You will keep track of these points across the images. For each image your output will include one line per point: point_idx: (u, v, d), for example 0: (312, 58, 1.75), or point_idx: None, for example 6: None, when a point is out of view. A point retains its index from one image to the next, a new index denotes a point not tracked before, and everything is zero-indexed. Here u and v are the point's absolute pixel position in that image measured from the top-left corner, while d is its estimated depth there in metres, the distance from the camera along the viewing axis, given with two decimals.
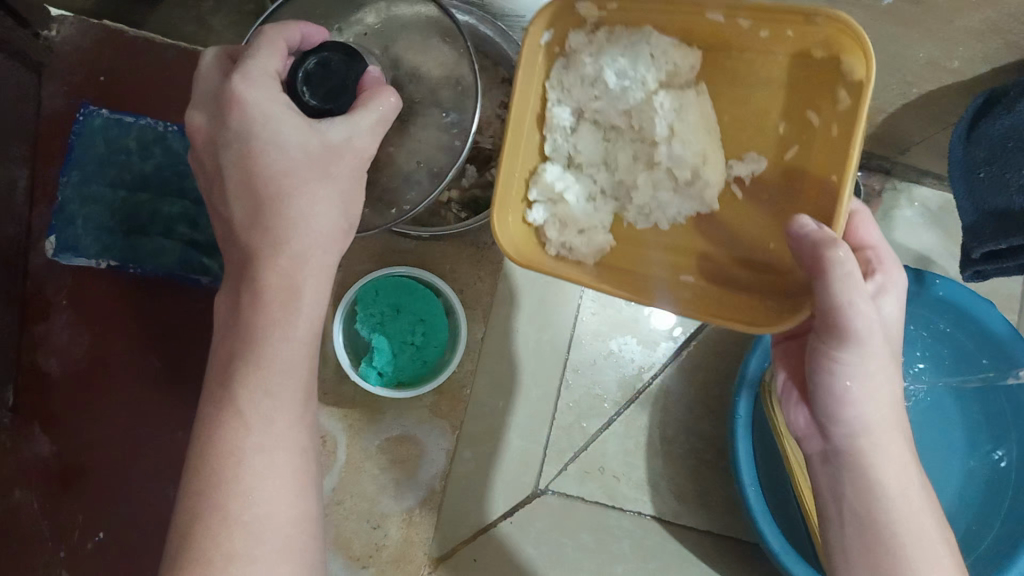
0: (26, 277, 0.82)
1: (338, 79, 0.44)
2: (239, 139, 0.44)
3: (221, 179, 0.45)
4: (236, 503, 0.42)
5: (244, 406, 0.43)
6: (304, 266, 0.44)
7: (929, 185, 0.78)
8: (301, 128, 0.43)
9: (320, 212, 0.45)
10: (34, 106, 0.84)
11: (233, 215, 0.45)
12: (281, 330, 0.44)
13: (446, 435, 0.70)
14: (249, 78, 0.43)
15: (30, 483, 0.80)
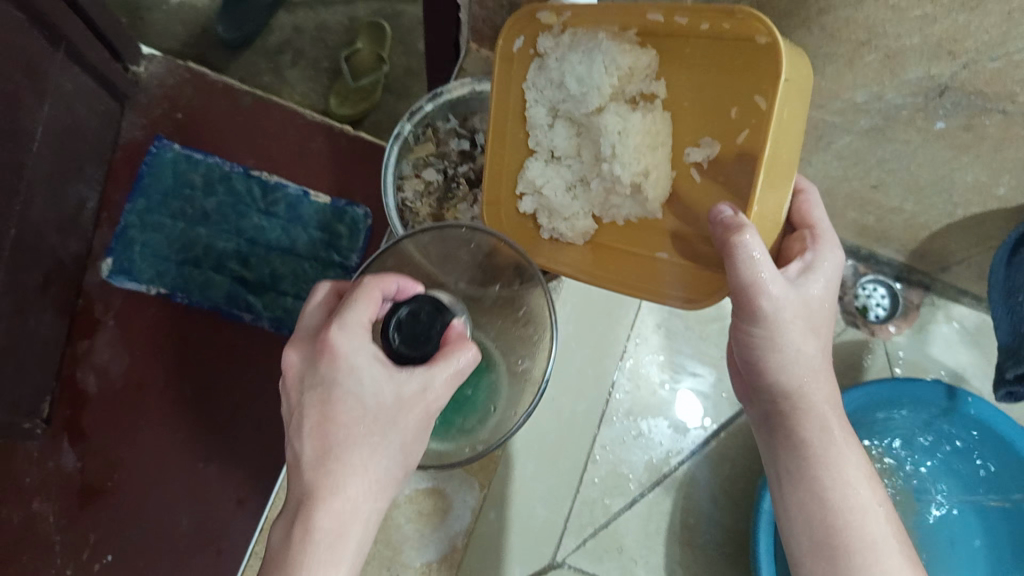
0: (79, 293, 0.85)
1: (426, 333, 0.40)
2: (323, 382, 0.42)
3: (297, 417, 0.43)
4: None
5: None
6: (356, 506, 0.41)
7: (967, 305, 0.79)
8: (380, 374, 0.42)
9: (377, 459, 0.42)
10: (113, 135, 0.89)
11: (302, 454, 0.42)
12: (329, 573, 0.40)
13: (474, 490, 0.68)
14: (343, 326, 0.42)
15: (50, 493, 0.81)
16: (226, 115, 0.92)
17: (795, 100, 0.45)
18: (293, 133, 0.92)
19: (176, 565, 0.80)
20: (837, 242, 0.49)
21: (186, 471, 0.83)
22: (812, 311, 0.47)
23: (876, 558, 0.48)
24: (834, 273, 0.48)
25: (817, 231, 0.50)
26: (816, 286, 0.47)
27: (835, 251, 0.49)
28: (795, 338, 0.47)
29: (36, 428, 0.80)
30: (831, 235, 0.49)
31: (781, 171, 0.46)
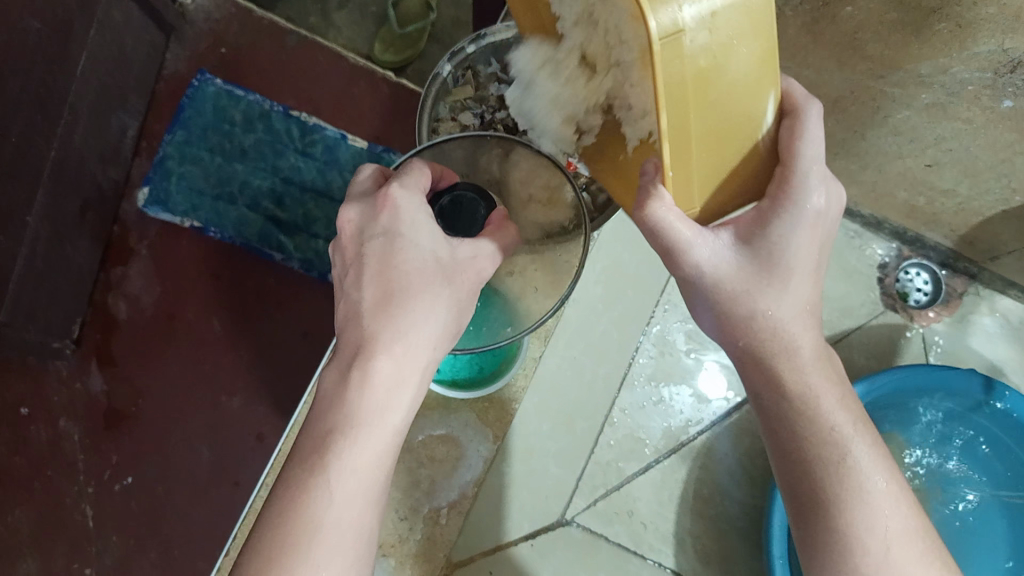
0: (115, 221, 0.86)
1: (470, 215, 0.48)
2: (385, 232, 0.45)
3: (357, 267, 0.46)
4: (332, 497, 0.41)
5: (329, 470, 0.42)
6: (414, 354, 0.44)
7: (1014, 298, 0.76)
8: (437, 238, 0.46)
9: (439, 313, 0.45)
10: (158, 65, 0.88)
11: (361, 299, 0.45)
12: (384, 414, 0.43)
13: (487, 443, 0.72)
14: (404, 185, 0.46)
15: (78, 414, 0.82)
16: (270, 54, 0.91)
17: (721, 45, 0.38)
18: (337, 77, 0.91)
19: (193, 493, 0.81)
20: (815, 184, 0.44)
21: (209, 403, 0.84)
22: (755, 273, 0.45)
23: (858, 517, 0.44)
24: (796, 225, 0.45)
25: (794, 171, 0.44)
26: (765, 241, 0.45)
27: (802, 201, 0.44)
28: (736, 301, 0.46)
29: (66, 348, 0.82)
30: (810, 176, 0.44)
31: (712, 123, 0.41)
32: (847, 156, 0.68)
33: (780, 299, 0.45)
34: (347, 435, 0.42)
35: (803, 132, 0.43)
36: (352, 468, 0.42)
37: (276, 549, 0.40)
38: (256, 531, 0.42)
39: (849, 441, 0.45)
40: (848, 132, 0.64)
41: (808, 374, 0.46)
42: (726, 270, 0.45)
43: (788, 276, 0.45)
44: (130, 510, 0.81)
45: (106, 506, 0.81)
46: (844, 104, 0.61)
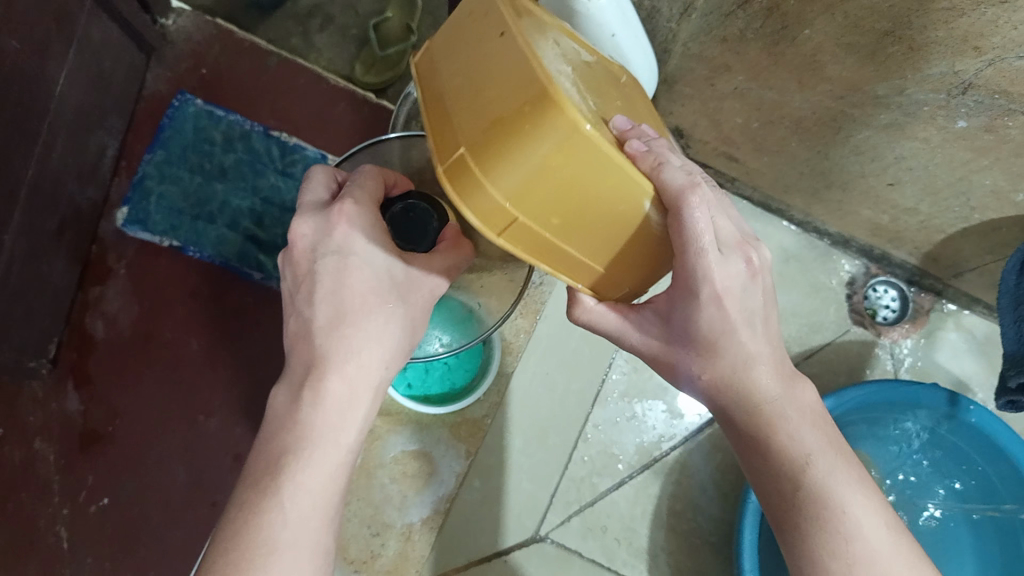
0: (93, 240, 0.86)
1: (421, 226, 0.52)
2: (338, 250, 0.48)
3: (309, 282, 0.49)
4: (284, 513, 0.45)
5: (283, 488, 0.45)
6: (365, 372, 0.49)
7: (979, 314, 0.78)
8: (390, 255, 0.49)
9: (390, 329, 0.50)
10: (137, 86, 0.89)
11: (314, 318, 0.49)
12: (336, 433, 0.48)
13: (460, 458, 0.73)
14: (357, 201, 0.49)
15: (53, 436, 0.82)
16: (251, 76, 0.92)
17: (554, 184, 0.37)
18: (317, 97, 0.92)
19: (167, 515, 0.81)
20: (713, 264, 0.42)
21: (185, 423, 0.83)
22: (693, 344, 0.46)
23: (823, 542, 0.43)
24: (701, 304, 0.43)
25: (687, 255, 0.41)
26: (700, 312, 0.44)
27: (700, 288, 0.42)
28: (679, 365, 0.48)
29: (41, 367, 0.81)
30: (703, 263, 0.41)
31: (590, 227, 0.40)
32: (814, 175, 0.69)
33: (710, 366, 0.46)
34: (300, 455, 0.46)
35: (687, 224, 0.40)
36: (306, 484, 0.46)
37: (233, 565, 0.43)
38: (213, 547, 0.45)
39: (807, 472, 0.45)
40: (813, 152, 0.65)
41: (761, 416, 0.46)
42: (659, 343, 0.48)
43: (713, 345, 0.45)
44: (106, 532, 0.80)
45: (80, 527, 0.80)
46: (807, 126, 0.62)
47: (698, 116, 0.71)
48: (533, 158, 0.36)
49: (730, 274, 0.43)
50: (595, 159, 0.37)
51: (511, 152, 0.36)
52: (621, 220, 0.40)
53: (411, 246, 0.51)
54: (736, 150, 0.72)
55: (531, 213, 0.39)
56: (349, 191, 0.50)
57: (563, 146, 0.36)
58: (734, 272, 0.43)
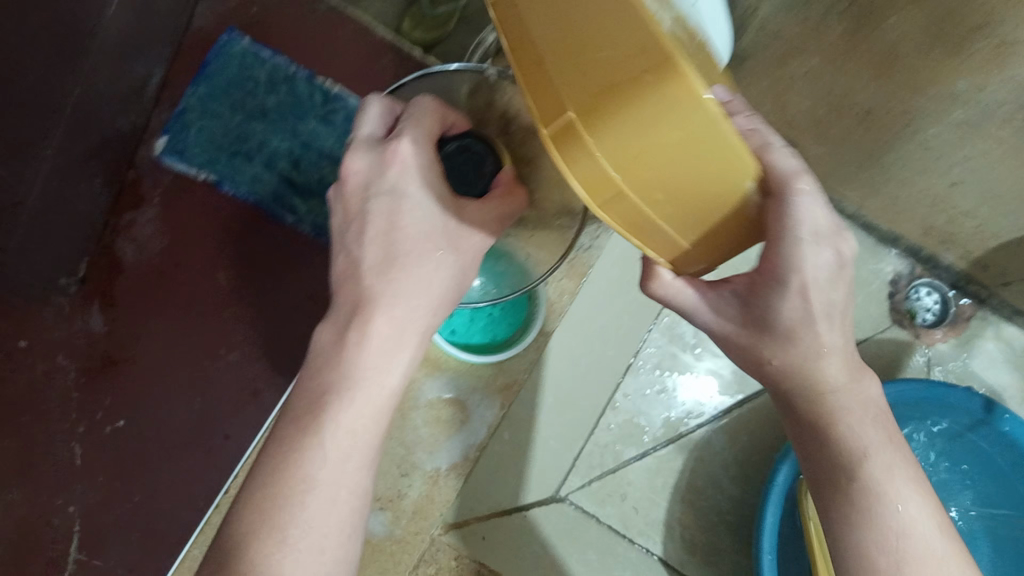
0: (130, 165, 0.86)
1: (474, 169, 0.51)
2: (390, 191, 0.48)
3: (360, 222, 0.49)
4: (324, 452, 0.45)
5: (325, 425, 0.45)
6: (414, 316, 0.48)
7: (1018, 327, 0.81)
8: (442, 199, 0.48)
9: (441, 277, 0.49)
10: (187, 18, 0.88)
11: (363, 258, 0.48)
12: (380, 375, 0.47)
13: (494, 409, 0.71)
14: (413, 141, 0.48)
15: (73, 355, 0.82)
16: (302, 18, 0.92)
17: (659, 149, 0.33)
18: (363, 48, 0.91)
19: (185, 444, 0.82)
20: (805, 257, 0.41)
21: (205, 356, 0.84)
22: (753, 333, 0.46)
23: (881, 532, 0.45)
24: (786, 292, 0.43)
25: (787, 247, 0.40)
26: (790, 301, 0.43)
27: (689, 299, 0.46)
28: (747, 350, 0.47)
29: (69, 285, 0.82)
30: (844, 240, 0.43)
31: (694, 199, 0.35)
32: (870, 166, 0.72)
33: (784, 353, 0.46)
34: (344, 394, 0.46)
35: (790, 220, 0.38)
36: (346, 424, 0.46)
37: (273, 501, 0.44)
38: (252, 476, 0.46)
39: (866, 464, 0.46)
40: (875, 145, 0.68)
41: (820, 405, 0.47)
42: (732, 326, 0.47)
43: (793, 334, 0.44)
44: (116, 453, 0.81)
45: (93, 447, 0.81)
46: (874, 116, 0.65)
47: (761, 96, 0.72)
48: (639, 130, 0.32)
49: (818, 262, 0.42)
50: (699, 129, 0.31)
51: (623, 115, 0.32)
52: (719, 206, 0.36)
53: (467, 190, 0.51)
54: (795, 132, 0.74)
55: (658, 165, 0.34)
56: (405, 127, 0.48)
57: (668, 115, 0.31)
58: (826, 261, 0.42)
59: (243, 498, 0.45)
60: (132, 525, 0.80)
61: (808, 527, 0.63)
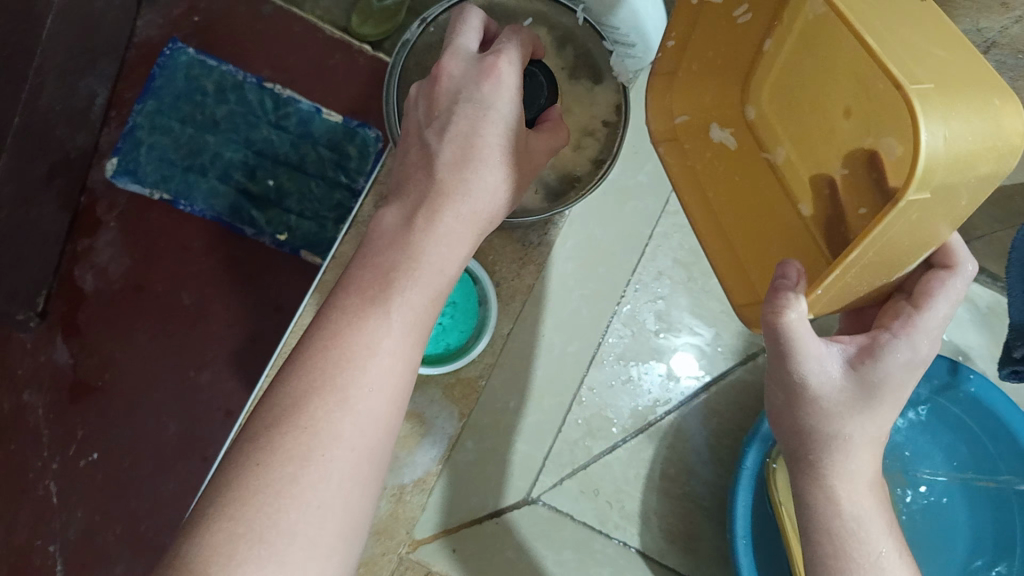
0: (83, 190, 0.84)
1: (534, 95, 0.52)
2: (478, 105, 0.46)
3: (444, 120, 0.47)
4: (383, 331, 0.42)
5: (392, 299, 0.43)
6: (474, 220, 0.46)
7: (982, 284, 0.80)
8: (511, 136, 0.47)
9: (500, 197, 0.47)
10: (128, 32, 0.85)
11: (438, 153, 0.46)
12: (442, 265, 0.44)
13: (454, 418, 0.71)
14: (508, 61, 0.47)
15: (45, 387, 0.81)
16: (245, 19, 0.87)
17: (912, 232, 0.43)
18: (311, 48, 0.86)
19: (161, 471, 0.80)
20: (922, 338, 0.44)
21: (172, 379, 0.82)
22: (859, 398, 0.44)
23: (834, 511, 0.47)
24: (898, 357, 0.43)
25: (903, 315, 0.44)
26: (898, 368, 0.44)
27: (811, 348, 0.42)
28: (833, 416, 0.44)
29: (29, 320, 0.80)
30: (923, 322, 0.44)
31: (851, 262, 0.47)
32: None
33: (866, 422, 0.45)
34: (411, 273, 0.43)
35: (935, 287, 0.44)
36: (412, 301, 0.43)
37: (321, 364, 0.40)
38: (306, 338, 0.42)
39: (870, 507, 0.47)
40: None
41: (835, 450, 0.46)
42: (836, 385, 0.44)
43: (884, 398, 0.44)
44: (95, 482, 0.80)
45: (71, 479, 0.80)
46: None
47: None
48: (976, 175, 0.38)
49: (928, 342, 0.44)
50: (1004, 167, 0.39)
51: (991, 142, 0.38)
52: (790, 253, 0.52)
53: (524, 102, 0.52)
54: None
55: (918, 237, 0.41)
56: (503, 49, 0.48)
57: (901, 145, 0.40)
58: (938, 334, 0.44)
59: (274, 386, 0.40)
60: (115, 551, 0.79)
61: (779, 510, 0.63)
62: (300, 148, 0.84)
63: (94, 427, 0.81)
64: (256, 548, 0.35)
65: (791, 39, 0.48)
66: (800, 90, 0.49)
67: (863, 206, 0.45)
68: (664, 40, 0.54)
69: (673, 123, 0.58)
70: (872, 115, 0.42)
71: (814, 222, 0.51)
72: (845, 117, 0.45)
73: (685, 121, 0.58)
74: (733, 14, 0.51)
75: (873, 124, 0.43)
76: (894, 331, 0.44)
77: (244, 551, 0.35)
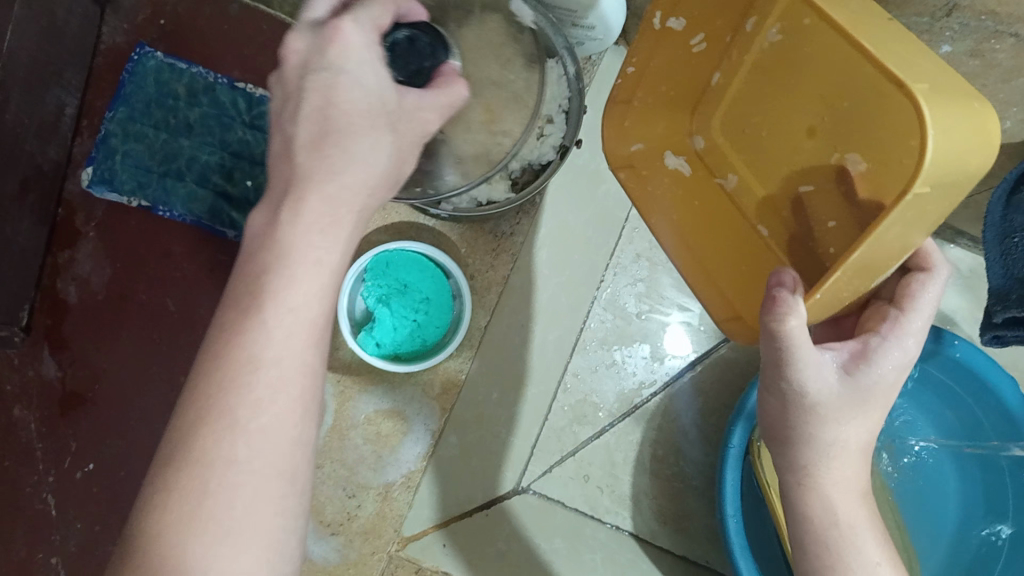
0: (59, 202, 0.83)
1: (421, 60, 0.47)
2: (328, 72, 0.41)
3: (295, 100, 0.42)
4: (283, 293, 0.40)
5: (283, 262, 0.40)
6: (353, 185, 0.41)
7: (963, 248, 0.80)
8: (388, 95, 0.43)
9: (381, 153, 0.42)
10: (93, 40, 0.84)
11: (296, 133, 0.41)
12: (330, 221, 0.41)
13: (434, 415, 0.72)
14: (356, 21, 0.42)
15: (36, 402, 0.81)
16: (211, 21, 0.86)
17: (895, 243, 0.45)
18: (280, 47, 0.86)
19: None
20: (909, 336, 0.47)
21: (161, 389, 0.82)
22: (851, 402, 0.45)
23: (822, 516, 0.48)
24: (888, 358, 0.46)
25: (891, 318, 0.47)
26: (886, 368, 0.46)
27: (808, 354, 0.43)
28: (827, 419, 0.45)
29: (15, 335, 0.79)
30: (910, 324, 0.47)
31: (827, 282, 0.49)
32: None
33: (853, 426, 0.46)
34: (295, 234, 0.40)
35: (919, 292, 0.47)
36: (302, 257, 0.40)
37: (229, 341, 0.39)
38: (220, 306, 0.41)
39: (852, 501, 0.48)
40: None
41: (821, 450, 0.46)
42: (834, 390, 0.45)
43: (870, 397, 0.46)
44: (91, 495, 0.80)
45: (65, 492, 0.80)
46: None
47: None
48: (965, 171, 0.41)
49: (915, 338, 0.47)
50: (972, 178, 0.42)
51: (981, 140, 0.41)
52: (765, 270, 0.56)
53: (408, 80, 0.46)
54: None
55: (897, 249, 0.43)
56: (354, 9, 0.43)
57: (886, 160, 0.43)
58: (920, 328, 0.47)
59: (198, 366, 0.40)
60: None
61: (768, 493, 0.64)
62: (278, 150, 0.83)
63: (86, 439, 0.80)
64: (206, 527, 0.37)
65: (744, 68, 0.52)
66: (757, 107, 0.53)
67: (831, 219, 0.49)
68: (625, 66, 0.60)
69: (628, 150, 0.63)
70: (837, 131, 0.47)
71: (775, 240, 0.55)
72: (808, 136, 0.49)
73: (642, 150, 0.63)
74: (690, 44, 0.55)
75: (837, 142, 0.47)
76: (884, 334, 0.46)
77: (194, 532, 0.37)
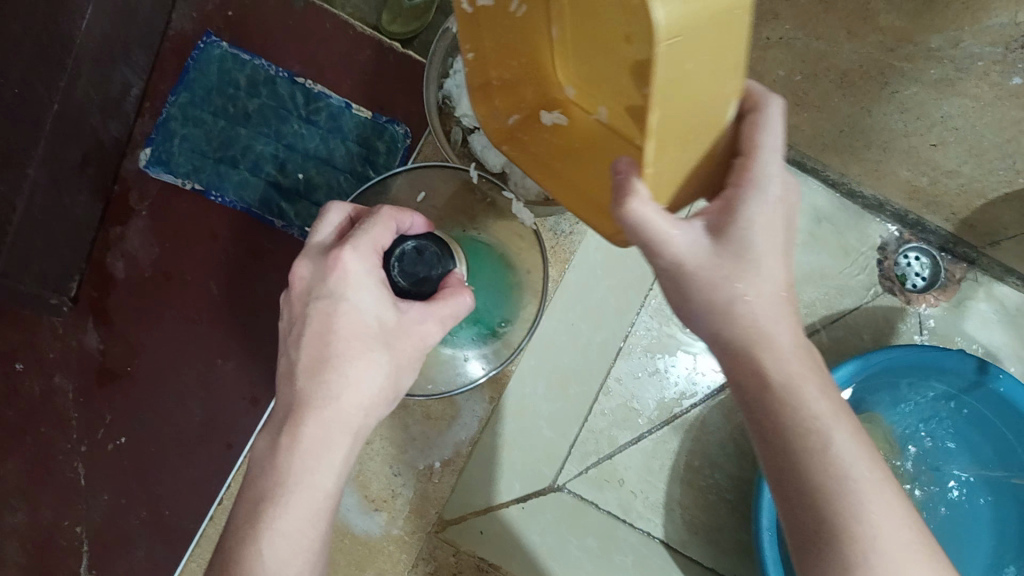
0: (116, 178, 0.85)
1: (429, 270, 0.48)
2: (331, 294, 0.47)
3: (300, 327, 0.47)
4: (343, 334, 0.46)
5: (340, 313, 0.46)
6: (373, 333, 0.47)
7: (1010, 285, 0.81)
8: (384, 302, 0.47)
9: (377, 376, 0.47)
10: (163, 24, 0.86)
11: (297, 360, 0.47)
12: (373, 299, 0.47)
13: (484, 402, 0.73)
14: (355, 247, 0.47)
15: (73, 371, 0.82)
16: (276, 14, 0.87)
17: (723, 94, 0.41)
18: (341, 43, 0.87)
19: (186, 455, 0.81)
20: (771, 173, 0.43)
21: (200, 366, 0.83)
22: (727, 258, 0.43)
23: (813, 464, 0.41)
24: (758, 207, 0.43)
25: (754, 160, 0.43)
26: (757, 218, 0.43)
27: (668, 226, 0.42)
28: (713, 287, 0.43)
29: (62, 304, 0.81)
30: (759, 168, 0.43)
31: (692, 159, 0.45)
32: (856, 134, 0.72)
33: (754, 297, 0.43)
34: (345, 301, 0.46)
35: (764, 126, 0.43)
36: (356, 311, 0.47)
37: (302, 365, 0.46)
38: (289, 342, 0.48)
39: (852, 477, 0.41)
40: (857, 108, 0.68)
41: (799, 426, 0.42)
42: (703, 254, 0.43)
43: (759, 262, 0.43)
44: (123, 467, 0.81)
45: (96, 463, 0.81)
46: (852, 78, 0.65)
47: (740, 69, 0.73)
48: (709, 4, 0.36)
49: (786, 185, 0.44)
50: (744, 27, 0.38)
51: None
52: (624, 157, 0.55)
53: (413, 288, 0.48)
54: (796, 99, 0.72)
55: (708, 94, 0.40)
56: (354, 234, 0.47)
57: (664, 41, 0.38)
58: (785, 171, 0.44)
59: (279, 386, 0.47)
60: (141, 534, 0.80)
61: None
62: (331, 145, 0.85)
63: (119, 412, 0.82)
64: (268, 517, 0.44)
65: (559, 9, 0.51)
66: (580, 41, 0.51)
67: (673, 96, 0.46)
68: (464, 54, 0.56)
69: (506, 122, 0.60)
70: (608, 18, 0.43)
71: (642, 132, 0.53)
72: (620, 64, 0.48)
73: (520, 118, 0.61)
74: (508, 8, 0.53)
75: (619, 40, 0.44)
76: (737, 182, 0.43)
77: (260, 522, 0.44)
